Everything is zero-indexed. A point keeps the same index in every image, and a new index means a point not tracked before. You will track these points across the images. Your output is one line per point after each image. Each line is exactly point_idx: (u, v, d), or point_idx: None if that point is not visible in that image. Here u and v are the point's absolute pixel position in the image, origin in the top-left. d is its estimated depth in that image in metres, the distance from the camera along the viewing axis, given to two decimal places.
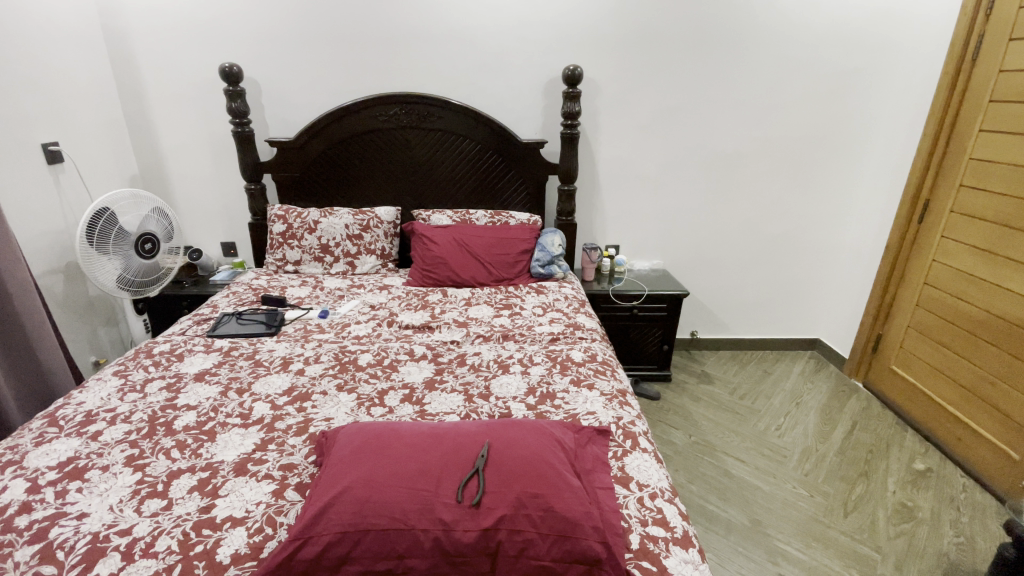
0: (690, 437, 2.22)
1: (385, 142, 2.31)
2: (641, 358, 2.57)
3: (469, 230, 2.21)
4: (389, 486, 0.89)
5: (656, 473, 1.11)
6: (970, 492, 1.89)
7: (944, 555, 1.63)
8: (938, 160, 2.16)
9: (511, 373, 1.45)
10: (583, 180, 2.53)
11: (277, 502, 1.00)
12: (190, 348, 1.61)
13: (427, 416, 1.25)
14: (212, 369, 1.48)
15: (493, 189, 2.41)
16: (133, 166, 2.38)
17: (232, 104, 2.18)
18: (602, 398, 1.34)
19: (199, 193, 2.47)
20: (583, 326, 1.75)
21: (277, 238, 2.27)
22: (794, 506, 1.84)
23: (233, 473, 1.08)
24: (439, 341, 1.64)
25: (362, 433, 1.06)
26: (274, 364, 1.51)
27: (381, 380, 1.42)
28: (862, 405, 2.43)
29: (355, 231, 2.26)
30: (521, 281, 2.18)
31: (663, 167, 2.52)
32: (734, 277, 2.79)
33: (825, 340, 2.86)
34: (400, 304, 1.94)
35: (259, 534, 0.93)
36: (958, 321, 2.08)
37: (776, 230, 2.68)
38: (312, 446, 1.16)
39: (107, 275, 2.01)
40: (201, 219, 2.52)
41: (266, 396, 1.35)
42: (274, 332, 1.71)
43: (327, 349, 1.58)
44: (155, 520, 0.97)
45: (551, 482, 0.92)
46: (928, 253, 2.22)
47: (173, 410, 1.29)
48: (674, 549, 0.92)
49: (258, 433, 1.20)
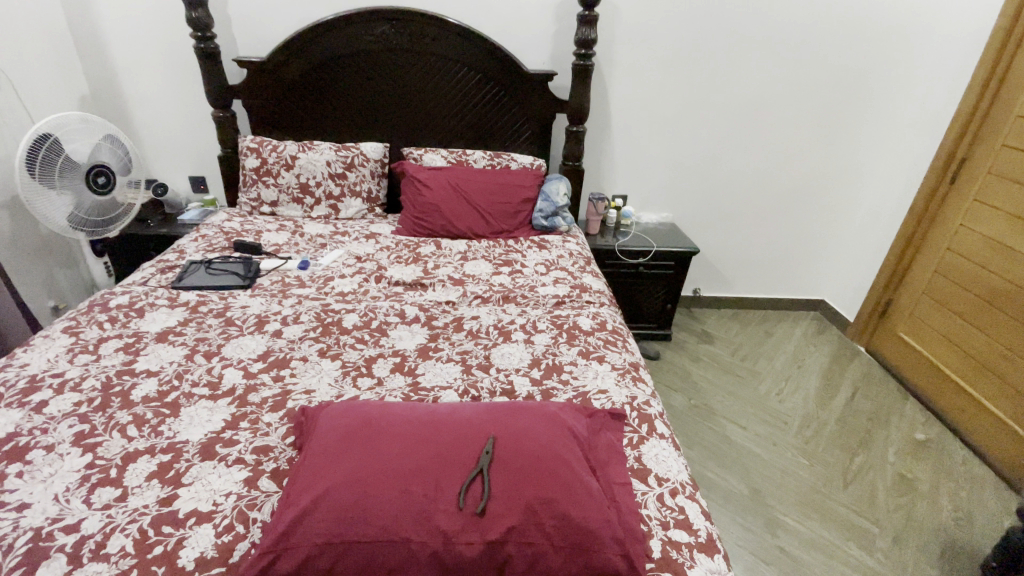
0: (690, 400, 2.15)
1: (372, 66, 2.03)
2: (642, 316, 2.46)
3: (466, 174, 2.00)
4: (379, 489, 0.76)
5: (675, 464, 1.00)
6: (969, 465, 1.87)
7: (942, 530, 1.61)
8: (982, 114, 1.96)
9: (513, 342, 1.31)
10: (593, 121, 2.29)
11: (249, 493, 0.88)
12: (152, 301, 1.43)
13: (421, 391, 1.11)
14: (177, 328, 1.31)
15: (493, 127, 2.16)
16: (83, 85, 2.07)
17: (192, 14, 1.85)
18: (614, 374, 1.21)
19: (160, 119, 2.18)
20: (590, 288, 1.60)
21: (250, 175, 2.03)
22: (793, 476, 1.80)
23: (199, 457, 0.94)
24: (433, 301, 1.48)
25: (347, 416, 0.93)
26: (247, 323, 1.34)
27: (369, 346, 1.27)
28: (864, 370, 2.37)
29: (338, 169, 2.02)
30: (521, 232, 2.00)
31: (681, 109, 2.29)
32: (744, 234, 2.63)
33: (830, 302, 2.76)
34: (389, 256, 1.76)
35: (229, 534, 0.81)
36: (978, 291, 1.97)
37: (793, 184, 2.51)
38: (291, 425, 1.02)
39: (58, 212, 1.79)
40: (165, 151, 2.25)
41: (239, 362, 1.20)
42: (249, 285, 1.53)
43: (307, 308, 1.42)
44: (107, 514, 0.84)
45: (566, 484, 0.80)
46: (956, 217, 2.08)
47: (130, 378, 1.14)
48: (699, 559, 0.83)
49: (229, 408, 1.06)
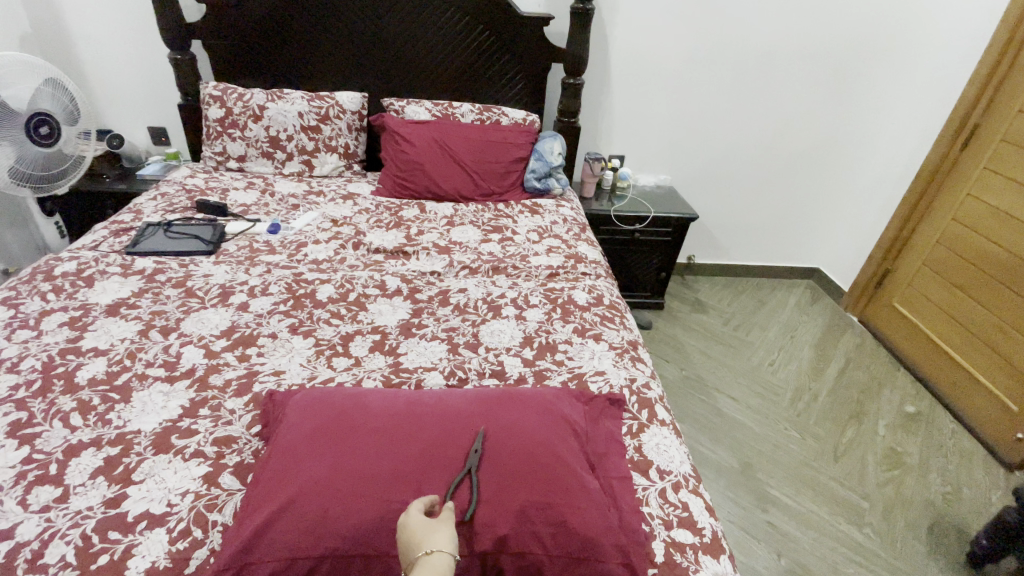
0: (682, 371, 2.11)
1: (347, 4, 1.81)
2: (636, 284, 2.37)
3: (452, 129, 1.84)
4: (354, 496, 0.67)
5: (678, 454, 0.93)
6: (958, 438, 1.86)
7: (930, 505, 1.61)
8: (1001, 75, 1.84)
9: (504, 318, 1.21)
10: (590, 74, 2.12)
11: (209, 492, 0.79)
12: (102, 269, 1.29)
13: (403, 373, 1.02)
14: (130, 300, 1.18)
15: (483, 78, 1.98)
16: (22, 21, 1.82)
17: None
18: (612, 354, 1.13)
19: (110, 61, 1.95)
20: (585, 257, 1.50)
21: (214, 126, 1.84)
22: (784, 450, 1.78)
23: (152, 451, 0.84)
24: (417, 271, 1.36)
25: (319, 405, 0.82)
26: (210, 294, 1.22)
27: (346, 322, 1.16)
28: (857, 341, 2.34)
29: (311, 121, 1.84)
30: (512, 195, 1.87)
31: (685, 62, 2.12)
32: (743, 199, 2.53)
33: (825, 270, 2.70)
34: (369, 220, 1.62)
35: (185, 540, 0.72)
36: (980, 263, 1.92)
37: (797, 147, 2.39)
38: (258, 412, 0.92)
39: None
40: (118, 97, 2.03)
41: (200, 339, 1.08)
42: (213, 251, 1.40)
43: (278, 277, 1.29)
44: (45, 518, 0.74)
45: (563, 485, 0.72)
46: (964, 186, 1.99)
47: (76, 357, 1.02)
48: (704, 561, 0.76)
49: (187, 392, 0.95)
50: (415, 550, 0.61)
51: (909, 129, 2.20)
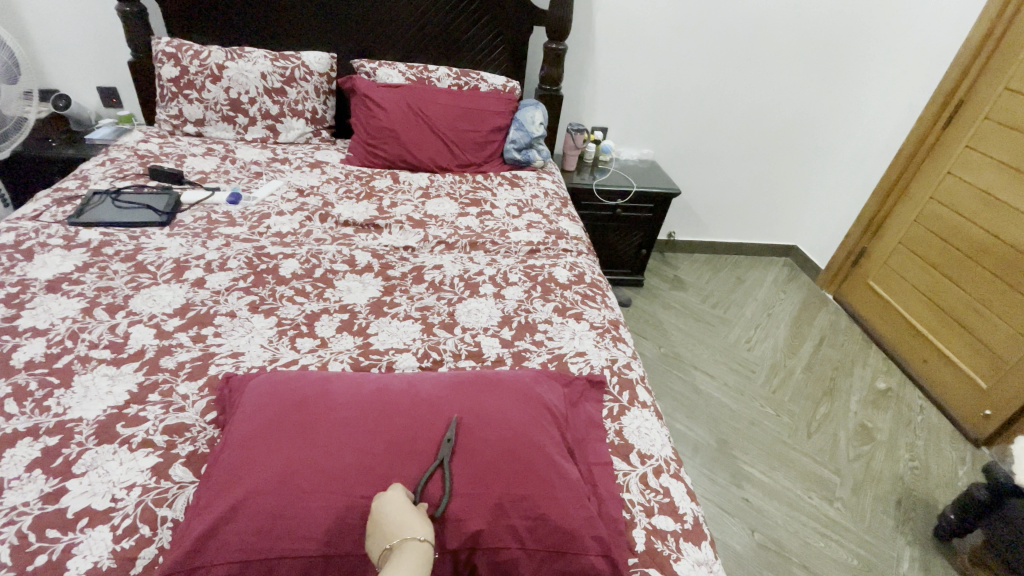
0: (660, 349, 2.10)
1: None
2: (616, 261, 2.33)
3: (428, 95, 1.74)
4: (316, 492, 0.62)
5: (659, 437, 0.91)
6: (927, 414, 1.91)
7: (899, 479, 1.64)
8: (988, 51, 1.81)
9: (481, 296, 1.15)
10: (573, 40, 2.02)
11: (159, 485, 0.72)
12: (43, 241, 1.18)
13: (373, 355, 0.96)
14: (74, 275, 1.09)
15: (460, 41, 1.87)
16: None
17: None
18: (593, 334, 1.09)
19: (47, 10, 1.77)
20: (567, 233, 1.45)
21: (168, 86, 1.70)
22: (760, 427, 1.80)
23: (96, 440, 0.77)
24: (389, 246, 1.29)
25: (279, 391, 0.76)
26: (163, 269, 1.12)
27: (311, 300, 1.09)
28: (832, 318, 2.37)
29: (275, 83, 1.72)
30: (491, 167, 1.79)
31: (672, 30, 2.04)
32: (726, 174, 2.49)
33: (803, 248, 2.71)
34: (338, 190, 1.53)
35: (132, 537, 0.66)
36: (956, 243, 1.93)
37: (781, 123, 2.36)
38: (214, 397, 0.85)
39: None
40: (61, 53, 1.85)
41: (151, 318, 1.00)
42: (168, 222, 1.29)
43: (238, 251, 1.20)
44: None
45: (542, 476, 0.68)
46: (944, 165, 1.99)
47: (11, 338, 0.93)
48: (686, 549, 0.74)
49: (136, 376, 0.88)
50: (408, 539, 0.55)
51: (892, 106, 2.18)
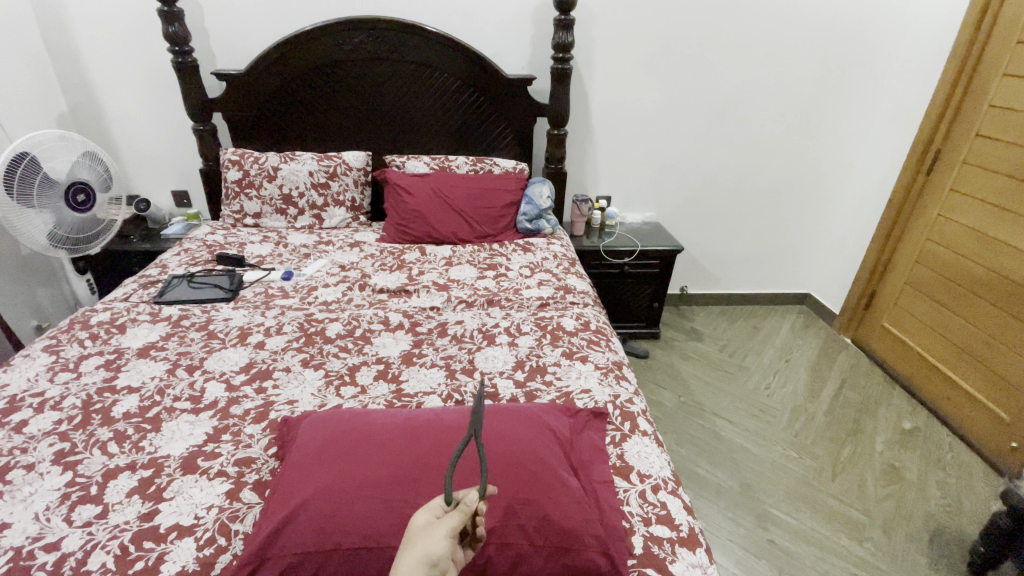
0: (679, 398, 2.15)
1: (352, 75, 2.03)
2: (631, 316, 2.47)
3: (449, 179, 2.01)
4: (360, 498, 0.77)
5: (658, 460, 1.01)
6: (957, 452, 1.89)
7: (931, 518, 1.63)
8: (956, 103, 1.97)
9: (497, 345, 1.31)
10: (574, 124, 2.30)
11: (232, 505, 0.88)
12: (133, 317, 1.42)
13: (405, 397, 1.12)
14: (159, 343, 1.31)
15: (476, 133, 2.18)
16: (62, 103, 2.05)
17: (168, 29, 1.85)
18: (598, 373, 1.22)
19: (140, 135, 2.16)
20: (574, 288, 1.62)
21: (232, 188, 2.02)
22: (784, 469, 1.81)
23: (181, 472, 0.94)
24: (418, 307, 1.48)
25: (328, 426, 0.92)
26: (230, 336, 1.34)
27: (352, 355, 1.27)
28: (852, 360, 2.39)
29: (321, 179, 2.03)
30: (506, 236, 2.01)
31: (662, 109, 2.30)
32: (729, 230, 2.65)
33: (816, 295, 2.78)
34: (374, 264, 1.76)
35: (211, 547, 0.81)
36: (958, 279, 1.98)
37: (776, 181, 2.53)
38: (273, 436, 1.02)
39: (37, 231, 1.76)
40: (146, 166, 2.23)
41: (221, 374, 1.19)
42: (232, 298, 1.53)
43: (291, 318, 1.42)
44: (88, 532, 0.83)
45: (546, 484, 0.81)
46: (934, 207, 2.08)
47: (111, 394, 1.13)
48: (680, 553, 0.83)
49: (211, 421, 1.06)
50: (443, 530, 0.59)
51: (877, 158, 2.34)
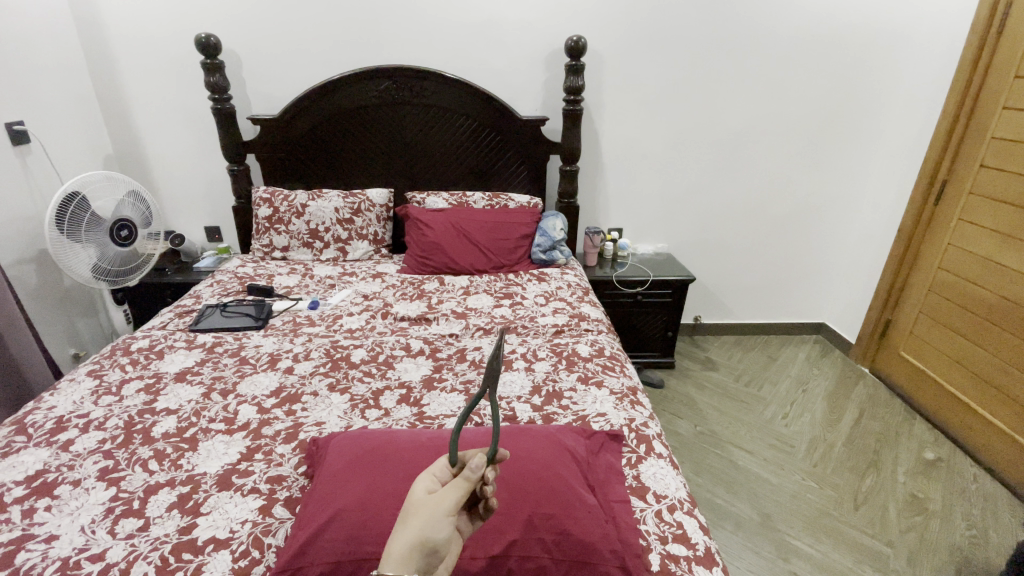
0: (696, 427, 2.14)
1: (376, 119, 2.17)
2: (645, 345, 2.50)
3: (466, 213, 2.11)
4: (388, 510, 0.82)
5: (674, 482, 1.03)
6: (981, 483, 1.85)
7: (957, 550, 1.59)
8: (958, 136, 2.01)
9: (514, 370, 1.36)
10: (585, 161, 2.40)
11: (264, 520, 0.92)
12: (170, 344, 1.51)
13: (426, 420, 1.16)
14: (194, 368, 1.38)
15: (492, 170, 2.29)
16: (108, 146, 2.21)
17: (210, 79, 2.01)
18: (613, 398, 1.26)
19: (178, 175, 2.31)
20: (588, 316, 1.67)
21: (263, 223, 2.14)
22: (803, 499, 1.78)
23: (216, 488, 0.99)
24: (437, 334, 1.55)
25: (355, 445, 0.97)
26: (261, 361, 1.41)
27: (376, 379, 1.33)
28: (870, 390, 2.37)
29: (345, 215, 2.14)
30: (521, 267, 2.09)
31: (670, 145, 2.39)
32: (741, 260, 2.69)
33: (831, 324, 2.78)
34: (395, 293, 1.84)
35: (245, 558, 0.85)
36: (973, 308, 1.98)
37: (785, 212, 2.58)
38: (303, 455, 1.07)
39: (81, 265, 1.85)
40: (182, 203, 2.37)
41: (253, 398, 1.26)
42: (262, 326, 1.61)
43: (318, 344, 1.49)
44: (131, 543, 0.88)
45: (564, 500, 0.84)
46: (944, 236, 2.10)
47: (151, 415, 1.20)
48: (697, 570, 0.85)
49: (244, 440, 1.12)
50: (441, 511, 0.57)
51: (884, 190, 2.39)
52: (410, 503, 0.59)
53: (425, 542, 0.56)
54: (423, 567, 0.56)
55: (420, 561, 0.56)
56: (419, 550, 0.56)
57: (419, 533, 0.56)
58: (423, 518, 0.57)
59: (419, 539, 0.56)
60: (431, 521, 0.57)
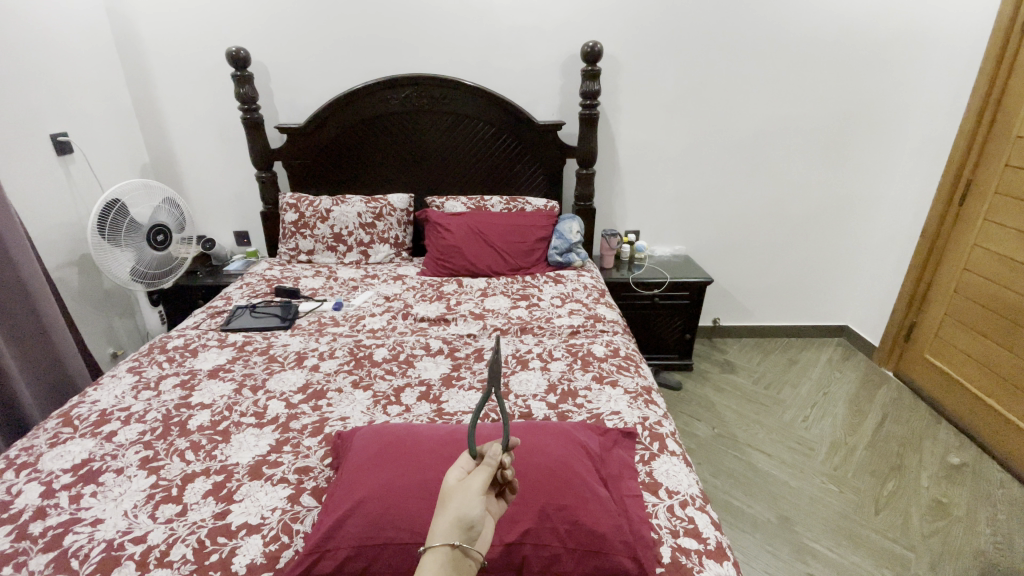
0: (713, 429, 2.13)
1: (397, 126, 2.24)
2: (662, 346, 2.50)
3: (484, 216, 2.15)
4: (410, 498, 0.87)
5: (687, 478, 1.05)
6: (1008, 488, 1.81)
7: (981, 554, 1.57)
8: (983, 135, 1.98)
9: (531, 369, 1.40)
10: (601, 165, 2.43)
11: (293, 508, 0.97)
12: (204, 343, 1.59)
13: (445, 415, 1.21)
14: (226, 366, 1.45)
15: (508, 174, 2.33)
16: (143, 155, 2.32)
17: (239, 90, 2.10)
18: (626, 397, 1.28)
19: (209, 181, 2.41)
20: (604, 317, 1.69)
21: (289, 228, 2.22)
22: (822, 503, 1.77)
23: (248, 477, 1.05)
24: (456, 334, 1.60)
25: (377, 438, 1.02)
26: (288, 360, 1.48)
27: (397, 376, 1.38)
28: (894, 393, 2.33)
29: (368, 219, 2.21)
30: (537, 269, 2.13)
31: (687, 148, 2.40)
32: (760, 261, 2.66)
33: (853, 326, 2.74)
34: (415, 295, 1.89)
35: (276, 543, 0.90)
36: (999, 309, 1.93)
37: (805, 213, 2.55)
38: (328, 448, 1.13)
39: (121, 267, 1.94)
40: (212, 209, 2.47)
41: (282, 394, 1.32)
42: (289, 325, 1.68)
43: (342, 344, 1.55)
44: (170, 527, 0.94)
45: (577, 493, 0.88)
46: (970, 237, 2.06)
47: (187, 409, 1.27)
48: (707, 564, 0.87)
49: (273, 434, 1.18)
50: (470, 493, 0.63)
51: (906, 190, 2.36)
52: (443, 490, 0.65)
53: (461, 519, 0.62)
54: (464, 542, 0.62)
55: (460, 537, 0.62)
56: (458, 527, 0.62)
57: (455, 513, 0.62)
58: (457, 499, 0.63)
59: (457, 518, 0.62)
60: (464, 501, 0.63)
